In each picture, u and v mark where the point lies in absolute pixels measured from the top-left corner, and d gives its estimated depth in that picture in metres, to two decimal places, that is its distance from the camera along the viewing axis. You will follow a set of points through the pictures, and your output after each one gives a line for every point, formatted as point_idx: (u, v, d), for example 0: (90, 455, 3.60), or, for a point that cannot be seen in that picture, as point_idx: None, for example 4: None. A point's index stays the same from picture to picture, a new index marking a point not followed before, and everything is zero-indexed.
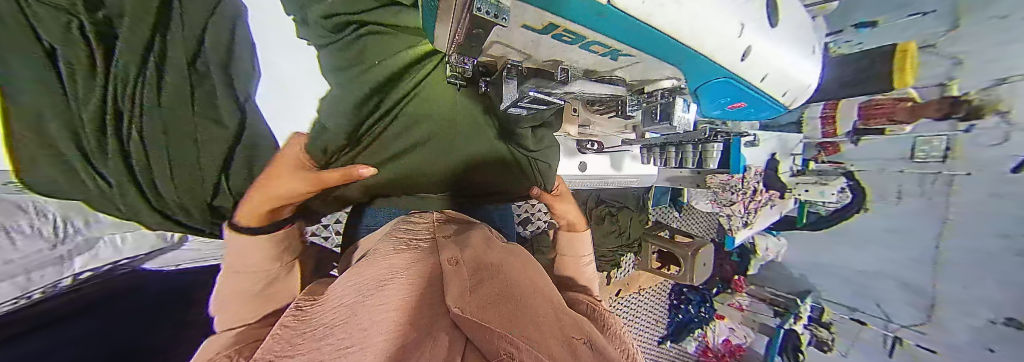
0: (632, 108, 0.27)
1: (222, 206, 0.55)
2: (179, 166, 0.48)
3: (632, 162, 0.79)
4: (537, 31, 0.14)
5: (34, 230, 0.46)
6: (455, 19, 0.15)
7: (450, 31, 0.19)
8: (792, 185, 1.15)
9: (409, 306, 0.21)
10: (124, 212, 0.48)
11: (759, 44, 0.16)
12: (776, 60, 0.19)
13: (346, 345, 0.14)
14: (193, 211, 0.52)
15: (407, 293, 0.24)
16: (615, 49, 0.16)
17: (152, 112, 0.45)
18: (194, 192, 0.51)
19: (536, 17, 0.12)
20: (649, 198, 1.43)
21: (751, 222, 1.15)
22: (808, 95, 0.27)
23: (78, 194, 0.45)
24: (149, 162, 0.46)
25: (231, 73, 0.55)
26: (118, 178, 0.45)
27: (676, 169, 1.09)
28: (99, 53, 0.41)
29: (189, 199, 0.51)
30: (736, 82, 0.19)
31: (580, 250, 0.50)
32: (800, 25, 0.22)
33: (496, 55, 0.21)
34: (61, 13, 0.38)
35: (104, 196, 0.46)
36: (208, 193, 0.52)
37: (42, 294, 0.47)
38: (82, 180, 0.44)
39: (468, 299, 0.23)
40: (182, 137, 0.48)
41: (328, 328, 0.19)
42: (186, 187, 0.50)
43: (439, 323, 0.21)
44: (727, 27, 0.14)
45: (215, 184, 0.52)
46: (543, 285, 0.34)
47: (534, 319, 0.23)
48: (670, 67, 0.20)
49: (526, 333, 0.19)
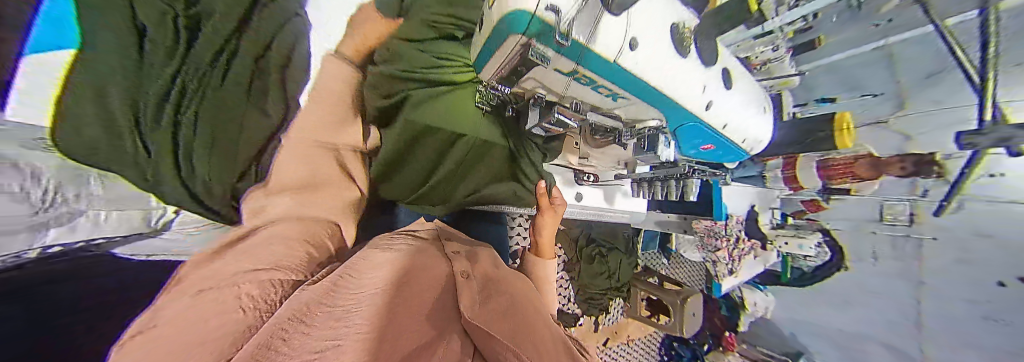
0: (627, 138, 0.33)
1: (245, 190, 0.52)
2: (221, 140, 0.46)
3: (624, 198, 0.83)
4: (564, 74, 0.19)
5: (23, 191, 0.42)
6: (505, 59, 0.20)
7: (495, 67, 0.24)
8: (772, 237, 1.21)
9: (422, 312, 0.23)
10: (148, 184, 0.43)
11: (718, 100, 0.23)
12: (732, 114, 0.25)
13: (379, 345, 0.16)
14: (217, 191, 0.49)
15: (420, 301, 0.25)
16: (617, 94, 0.21)
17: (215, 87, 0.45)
18: (226, 164, 0.48)
19: (565, 63, 0.18)
20: (638, 241, 1.44)
21: (736, 271, 1.18)
22: (763, 146, 0.33)
23: (121, 165, 0.40)
24: (191, 135, 0.44)
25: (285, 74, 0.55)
26: (161, 146, 0.42)
27: (663, 214, 1.15)
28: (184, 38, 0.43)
29: (217, 174, 0.47)
30: (704, 127, 0.24)
31: (544, 275, 0.60)
32: (749, 91, 0.28)
33: (525, 88, 0.26)
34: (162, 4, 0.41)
35: (137, 165, 0.41)
36: (240, 170, 0.49)
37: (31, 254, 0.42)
38: (123, 149, 0.39)
39: (476, 311, 0.24)
40: (224, 120, 0.46)
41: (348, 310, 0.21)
42: (219, 157, 0.47)
43: (449, 332, 0.22)
44: (690, 89, 0.20)
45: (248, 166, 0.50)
46: (541, 307, 0.35)
47: (537, 342, 0.24)
48: (654, 112, 0.25)
49: (531, 353, 0.21)
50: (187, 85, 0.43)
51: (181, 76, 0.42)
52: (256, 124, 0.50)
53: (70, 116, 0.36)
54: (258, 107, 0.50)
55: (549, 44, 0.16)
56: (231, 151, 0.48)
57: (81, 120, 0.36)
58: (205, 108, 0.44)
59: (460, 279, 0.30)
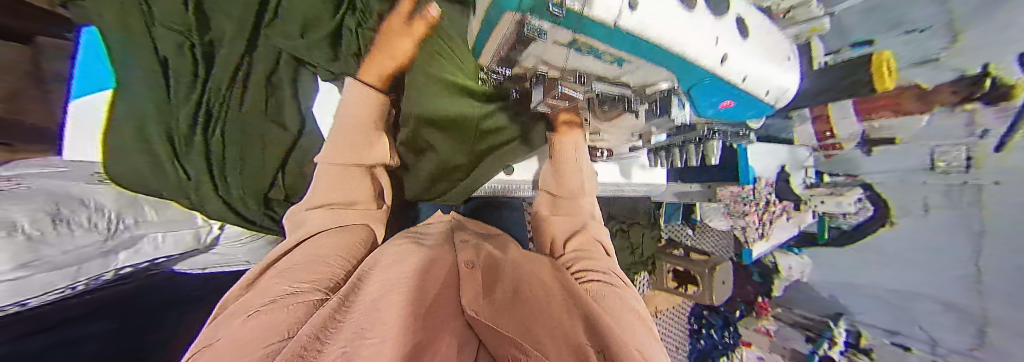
0: (637, 106, 0.32)
1: (277, 200, 0.55)
2: (248, 163, 0.48)
3: (641, 171, 0.81)
4: (563, 45, 0.19)
5: (91, 223, 0.47)
6: (502, 39, 0.20)
7: (494, 50, 0.23)
8: (807, 196, 1.14)
9: (427, 307, 0.25)
10: (194, 201, 0.47)
11: (733, 52, 0.21)
12: (750, 64, 0.23)
13: (384, 337, 0.17)
14: (251, 201, 0.51)
15: (425, 294, 0.27)
16: (621, 58, 0.20)
17: (234, 116, 0.45)
18: (255, 186, 0.50)
19: (564, 34, 0.17)
20: (660, 214, 1.41)
21: (767, 235, 1.14)
22: (791, 94, 0.30)
23: (158, 186, 0.44)
24: (223, 156, 0.46)
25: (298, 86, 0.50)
26: (199, 170, 0.45)
27: (685, 184, 1.08)
28: (198, 62, 0.40)
29: (252, 192, 0.51)
30: (720, 82, 0.23)
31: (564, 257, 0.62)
32: (768, 38, 0.26)
33: (527, 66, 0.26)
34: (177, 35, 0.37)
35: (181, 188, 0.45)
36: (265, 186, 0.51)
37: (81, 286, 0.50)
38: (166, 174, 0.43)
39: (480, 303, 0.26)
40: (252, 140, 0.47)
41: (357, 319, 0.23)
42: (249, 181, 0.49)
43: (451, 323, 0.24)
44: (704, 43, 0.19)
45: (273, 179, 0.52)
46: (551, 280, 0.36)
47: (545, 322, 0.25)
48: (663, 73, 0.24)
49: (533, 335, 0.22)
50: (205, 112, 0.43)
51: (205, 105, 0.43)
52: (275, 138, 0.49)
53: (112, 155, 0.40)
54: (276, 123, 0.49)
55: (543, 17, 0.15)
56: (260, 163, 0.49)
57: (123, 153, 0.40)
58: (229, 129, 0.45)
59: (464, 269, 0.33)
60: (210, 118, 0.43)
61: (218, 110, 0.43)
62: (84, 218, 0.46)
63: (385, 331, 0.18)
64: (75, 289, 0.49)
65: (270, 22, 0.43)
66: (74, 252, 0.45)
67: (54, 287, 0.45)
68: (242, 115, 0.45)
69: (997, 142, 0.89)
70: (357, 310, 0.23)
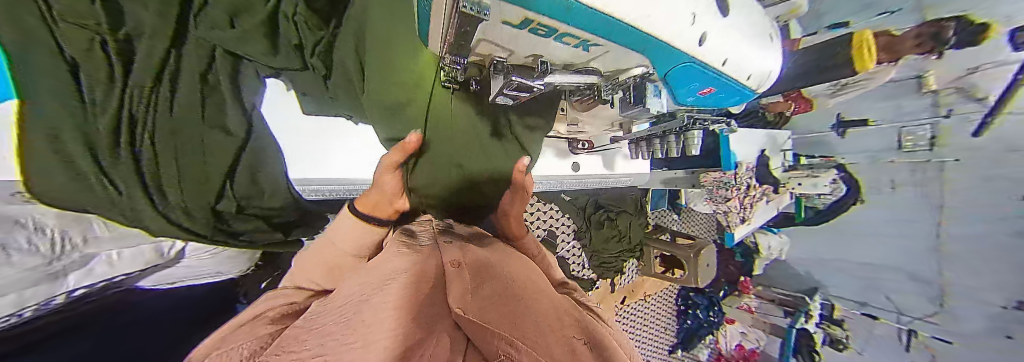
0: (608, 92, 0.30)
1: (226, 211, 0.52)
2: (188, 173, 0.44)
3: (625, 162, 0.80)
4: (516, 26, 0.16)
5: (32, 245, 0.39)
6: (446, 20, 0.17)
7: (441, 32, 0.20)
8: (786, 180, 1.17)
9: (413, 306, 0.23)
10: (129, 219, 0.42)
11: (712, 31, 0.19)
12: (733, 46, 0.21)
13: (356, 348, 0.15)
14: (200, 217, 0.49)
15: (406, 296, 0.24)
16: (586, 40, 0.18)
17: (168, 119, 0.40)
18: (200, 196, 0.47)
19: (513, 12, 0.14)
20: (647, 201, 1.43)
21: (748, 218, 1.16)
22: (772, 81, 0.29)
23: (92, 206, 0.39)
24: (159, 168, 0.41)
25: (241, 84, 0.47)
26: (131, 186, 0.39)
27: (670, 171, 1.11)
28: (118, 66, 0.34)
29: (196, 203, 0.47)
30: (699, 67, 0.21)
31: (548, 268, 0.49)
32: (753, 18, 0.24)
33: (483, 54, 0.24)
34: (85, 32, 0.31)
35: (114, 205, 0.40)
36: (215, 193, 0.49)
37: (31, 311, 0.43)
38: (91, 189, 0.37)
39: (468, 301, 0.24)
40: (191, 144, 0.43)
41: (334, 323, 0.20)
42: (192, 191, 0.46)
43: (440, 322, 0.22)
44: (682, 20, 0.16)
45: (220, 188, 0.49)
46: (537, 281, 0.35)
47: (534, 318, 0.24)
48: (637, 56, 0.22)
49: (528, 335, 0.20)
50: (135, 117, 0.38)
51: (130, 110, 0.37)
52: (209, 140, 0.45)
53: (30, 169, 0.32)
54: (215, 127, 0.45)
55: None
56: (202, 170, 0.46)
57: (44, 172, 0.33)
58: (161, 135, 0.40)
59: (449, 269, 0.30)
60: (138, 125, 0.38)
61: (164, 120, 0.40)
62: (23, 239, 0.38)
63: (357, 346, 0.16)
64: (24, 316, 0.43)
65: (202, 11, 0.38)
66: (13, 278, 0.38)
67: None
68: (184, 118, 0.42)
69: (981, 122, 0.94)
70: (329, 319, 0.21)
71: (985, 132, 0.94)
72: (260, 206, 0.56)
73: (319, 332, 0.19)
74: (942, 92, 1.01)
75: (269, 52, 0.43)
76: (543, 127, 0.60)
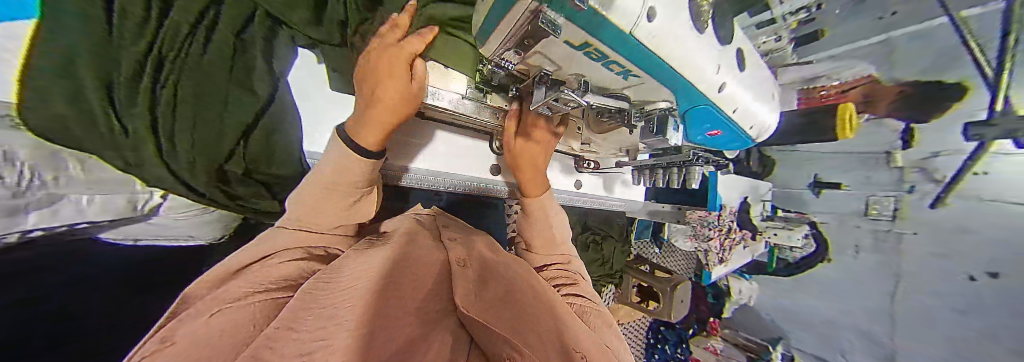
0: (636, 119, 0.33)
1: (234, 173, 0.42)
2: (202, 127, 0.36)
3: (623, 187, 0.84)
4: (574, 47, 0.18)
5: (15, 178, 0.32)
6: (510, 31, 0.20)
7: (501, 43, 0.22)
8: (763, 228, 1.25)
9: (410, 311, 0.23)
10: (131, 168, 0.34)
11: (730, 81, 0.22)
12: (742, 99, 0.24)
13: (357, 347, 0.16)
14: (204, 177, 0.39)
15: (413, 295, 0.25)
16: (630, 70, 0.20)
17: (195, 66, 0.33)
18: (211, 157, 0.38)
19: (579, 34, 0.16)
20: (632, 230, 1.46)
21: (726, 259, 1.22)
22: (771, 131, 0.32)
23: (87, 145, 0.30)
24: (177, 121, 0.34)
25: (277, 49, 0.41)
26: (140, 129, 0.32)
27: (658, 204, 1.11)
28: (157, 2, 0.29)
29: (205, 167, 0.38)
30: (715, 110, 0.23)
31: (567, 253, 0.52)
32: (762, 78, 0.28)
33: (532, 65, 0.25)
34: None
35: (114, 146, 0.31)
36: (224, 156, 0.39)
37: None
38: (98, 127, 0.29)
39: (471, 304, 0.24)
40: (213, 102, 0.35)
41: (338, 308, 0.20)
42: (201, 148, 0.36)
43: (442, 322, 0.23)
44: (707, 69, 0.19)
45: (232, 151, 0.40)
46: (539, 286, 0.35)
47: (530, 329, 0.25)
48: (665, 91, 0.24)
49: (529, 345, 0.21)
50: (161, 56, 0.31)
51: (157, 48, 0.30)
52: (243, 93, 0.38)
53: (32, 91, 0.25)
54: (243, 86, 0.38)
55: (561, 10, 0.14)
56: (219, 118, 0.37)
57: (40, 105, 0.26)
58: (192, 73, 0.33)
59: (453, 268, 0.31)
60: (166, 66, 0.31)
61: (219, 73, 0.35)
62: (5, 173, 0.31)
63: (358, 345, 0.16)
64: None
65: None
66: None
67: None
68: (210, 70, 0.34)
69: (937, 196, 1.07)
70: (332, 301, 0.22)
71: (941, 205, 1.06)
72: (269, 174, 0.47)
73: (325, 316, 0.19)
74: (908, 169, 1.12)
75: (314, 21, 0.39)
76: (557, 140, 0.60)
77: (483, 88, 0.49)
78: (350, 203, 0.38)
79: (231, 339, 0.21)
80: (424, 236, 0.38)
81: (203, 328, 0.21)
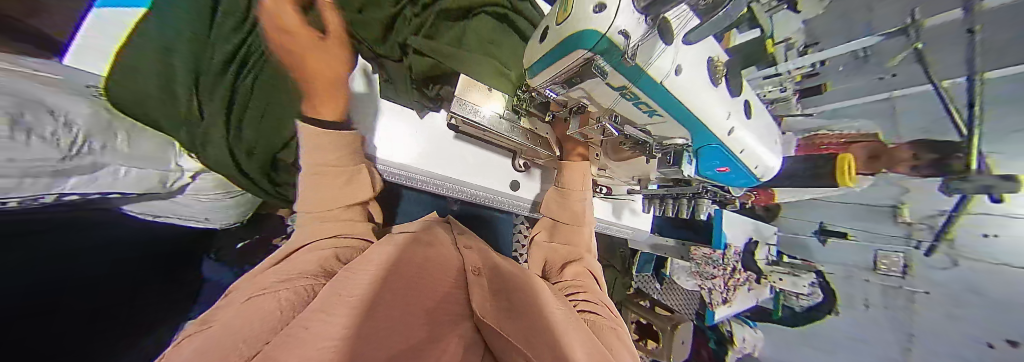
0: (655, 152, 0.36)
1: (284, 160, 0.50)
2: (264, 116, 0.44)
3: (630, 215, 0.86)
4: (614, 87, 0.23)
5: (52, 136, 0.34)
6: (563, 69, 0.24)
7: (552, 75, 0.27)
8: (768, 271, 1.22)
9: (432, 314, 0.24)
10: (199, 145, 0.41)
11: (739, 127, 0.26)
12: (750, 141, 0.28)
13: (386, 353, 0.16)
14: (258, 158, 0.46)
15: (435, 298, 0.27)
16: (654, 110, 0.25)
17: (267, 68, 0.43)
18: (267, 140, 0.46)
19: (620, 79, 0.22)
20: (634, 263, 1.44)
21: (729, 300, 1.20)
22: (774, 173, 0.35)
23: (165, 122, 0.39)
24: (244, 108, 0.43)
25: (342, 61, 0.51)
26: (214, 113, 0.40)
27: (663, 237, 1.19)
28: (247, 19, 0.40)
29: (261, 149, 0.46)
30: (725, 149, 0.27)
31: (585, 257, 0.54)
32: (768, 126, 0.32)
33: (571, 96, 0.30)
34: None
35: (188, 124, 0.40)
36: (278, 143, 0.47)
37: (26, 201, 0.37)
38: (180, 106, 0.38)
39: (487, 311, 0.26)
40: (276, 96, 0.44)
41: (369, 307, 0.21)
42: (259, 133, 0.45)
43: (462, 324, 0.25)
44: (718, 114, 0.24)
45: (287, 140, 0.48)
46: (551, 298, 0.36)
47: (546, 336, 0.26)
48: (680, 130, 0.28)
49: (542, 353, 0.22)
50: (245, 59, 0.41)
51: (244, 54, 0.41)
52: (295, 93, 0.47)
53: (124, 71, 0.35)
54: None
55: (611, 60, 0.19)
56: (281, 111, 0.45)
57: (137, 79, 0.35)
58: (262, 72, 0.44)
59: (473, 276, 0.33)
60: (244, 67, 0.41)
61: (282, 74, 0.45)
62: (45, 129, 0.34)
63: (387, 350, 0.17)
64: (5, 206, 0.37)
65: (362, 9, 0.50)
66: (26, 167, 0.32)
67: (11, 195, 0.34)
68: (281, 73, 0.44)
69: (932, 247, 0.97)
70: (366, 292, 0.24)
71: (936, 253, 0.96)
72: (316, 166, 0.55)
73: (354, 308, 0.20)
74: None
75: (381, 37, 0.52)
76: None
77: (518, 113, 0.54)
78: (347, 180, 0.43)
79: (254, 327, 0.22)
80: (442, 242, 0.41)
81: (228, 325, 0.22)
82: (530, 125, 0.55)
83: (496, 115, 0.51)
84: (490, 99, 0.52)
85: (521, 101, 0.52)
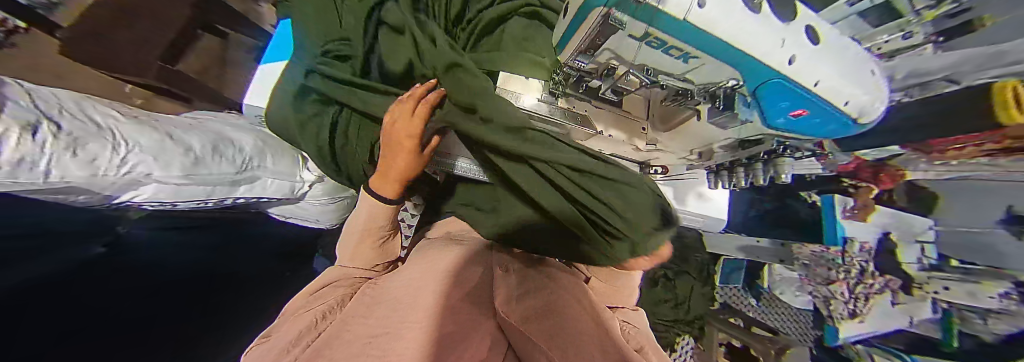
0: (705, 98, 0.34)
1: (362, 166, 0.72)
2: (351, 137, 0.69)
3: (698, 201, 0.76)
4: (637, 38, 0.25)
5: (228, 158, 0.65)
6: (592, 27, 0.27)
7: (582, 36, 0.30)
8: (924, 279, 0.87)
9: (448, 309, 0.30)
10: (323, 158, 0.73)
11: (803, 53, 0.23)
12: (827, 70, 0.24)
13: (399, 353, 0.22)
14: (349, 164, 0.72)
15: (453, 296, 0.32)
16: (687, 52, 0.25)
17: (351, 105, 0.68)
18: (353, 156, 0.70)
19: (639, 26, 0.23)
20: (716, 271, 1.26)
21: (860, 315, 0.98)
22: (880, 113, 0.30)
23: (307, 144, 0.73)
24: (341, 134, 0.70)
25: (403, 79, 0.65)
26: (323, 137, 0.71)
27: (751, 239, 1.02)
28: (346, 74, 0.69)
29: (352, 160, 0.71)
30: (789, 83, 0.25)
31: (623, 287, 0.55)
32: (848, 48, 0.27)
33: (602, 60, 0.33)
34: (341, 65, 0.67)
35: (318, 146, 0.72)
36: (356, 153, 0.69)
37: (215, 202, 0.67)
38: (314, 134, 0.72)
39: (512, 308, 0.30)
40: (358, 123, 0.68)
41: (397, 328, 0.27)
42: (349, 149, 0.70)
43: (483, 325, 0.30)
44: (770, 44, 0.22)
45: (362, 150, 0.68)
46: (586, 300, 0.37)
47: (570, 324, 0.27)
48: (731, 71, 0.27)
49: (559, 339, 0.24)
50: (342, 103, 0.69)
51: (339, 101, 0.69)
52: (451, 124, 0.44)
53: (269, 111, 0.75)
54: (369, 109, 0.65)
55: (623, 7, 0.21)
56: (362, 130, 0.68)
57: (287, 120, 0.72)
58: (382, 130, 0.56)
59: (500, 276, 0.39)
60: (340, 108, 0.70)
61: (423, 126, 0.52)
62: (226, 156, 0.64)
63: (402, 352, 0.22)
64: (213, 203, 0.68)
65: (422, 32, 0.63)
66: (214, 177, 0.61)
67: (196, 198, 0.61)
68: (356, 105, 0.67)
69: None
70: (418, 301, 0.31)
71: None
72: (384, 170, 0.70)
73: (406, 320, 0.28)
74: None
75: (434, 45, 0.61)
76: (623, 139, 0.56)
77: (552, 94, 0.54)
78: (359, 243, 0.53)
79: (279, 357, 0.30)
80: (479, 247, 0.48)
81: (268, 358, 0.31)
82: (569, 105, 0.54)
83: (534, 101, 0.52)
84: (527, 88, 0.54)
85: (555, 84, 0.53)
